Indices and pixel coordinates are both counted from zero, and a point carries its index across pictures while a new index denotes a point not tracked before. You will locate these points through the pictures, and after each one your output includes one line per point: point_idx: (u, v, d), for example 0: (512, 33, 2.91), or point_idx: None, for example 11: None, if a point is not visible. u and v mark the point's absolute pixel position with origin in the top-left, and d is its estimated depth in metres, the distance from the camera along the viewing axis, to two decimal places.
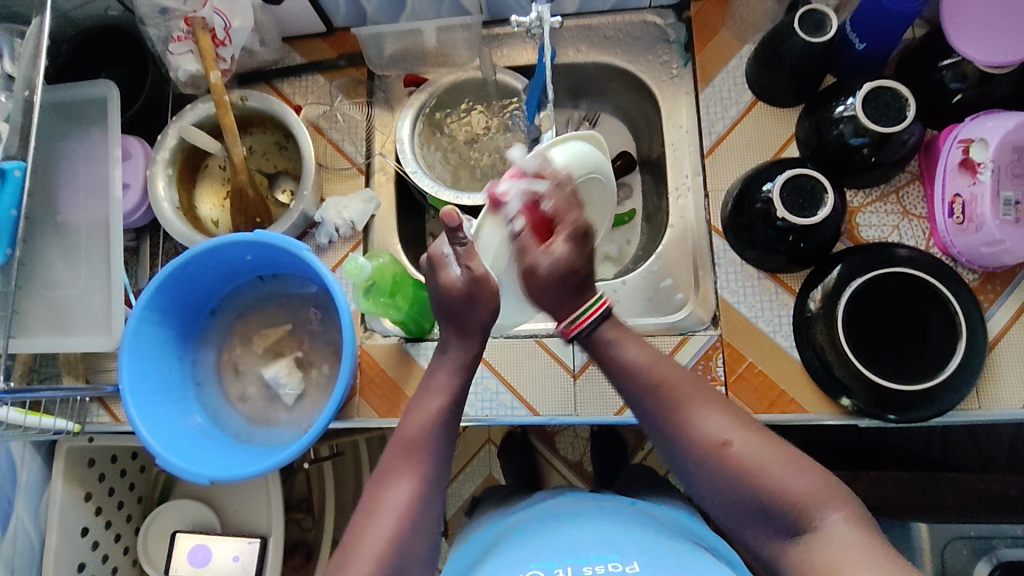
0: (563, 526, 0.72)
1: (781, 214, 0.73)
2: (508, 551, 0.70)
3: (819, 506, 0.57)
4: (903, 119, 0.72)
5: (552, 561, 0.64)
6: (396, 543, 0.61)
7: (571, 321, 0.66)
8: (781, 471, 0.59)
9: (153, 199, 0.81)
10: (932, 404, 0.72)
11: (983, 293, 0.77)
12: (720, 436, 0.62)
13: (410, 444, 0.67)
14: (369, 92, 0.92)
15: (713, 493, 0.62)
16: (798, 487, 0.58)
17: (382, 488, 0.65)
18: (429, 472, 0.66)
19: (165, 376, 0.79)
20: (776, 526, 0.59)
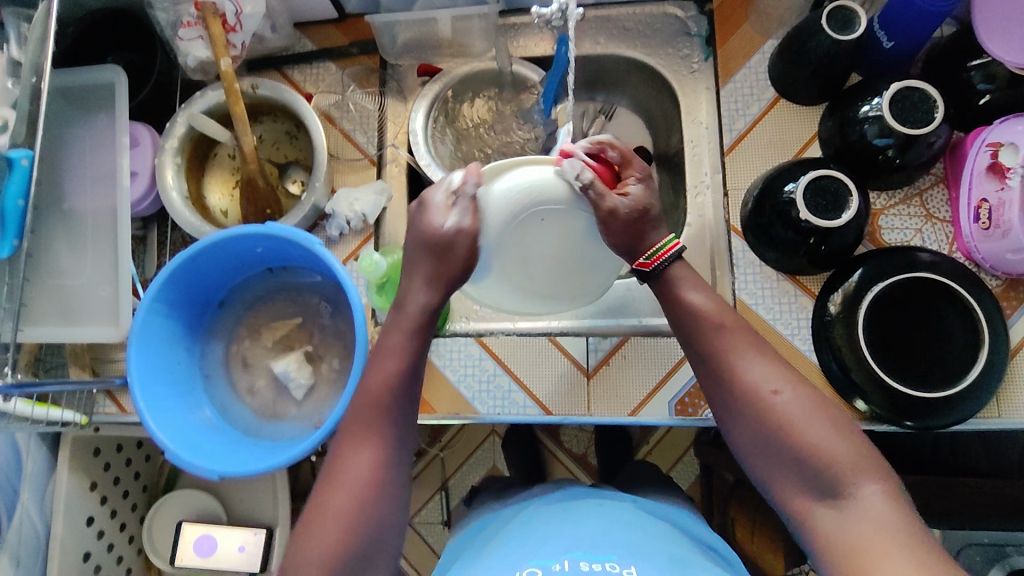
0: (558, 523, 0.69)
1: (804, 216, 0.72)
2: (500, 549, 0.67)
3: (859, 475, 0.55)
4: (931, 121, 0.70)
5: (551, 556, 0.61)
6: (355, 521, 0.59)
7: (650, 255, 0.65)
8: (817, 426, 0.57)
9: (161, 188, 0.79)
10: (951, 412, 0.71)
11: (1006, 300, 0.76)
12: (768, 388, 0.60)
13: (361, 406, 0.64)
14: (381, 81, 0.90)
15: (741, 436, 0.61)
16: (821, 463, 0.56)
17: (337, 460, 0.62)
18: (389, 439, 0.63)
19: (174, 370, 0.78)
20: (813, 486, 0.56)
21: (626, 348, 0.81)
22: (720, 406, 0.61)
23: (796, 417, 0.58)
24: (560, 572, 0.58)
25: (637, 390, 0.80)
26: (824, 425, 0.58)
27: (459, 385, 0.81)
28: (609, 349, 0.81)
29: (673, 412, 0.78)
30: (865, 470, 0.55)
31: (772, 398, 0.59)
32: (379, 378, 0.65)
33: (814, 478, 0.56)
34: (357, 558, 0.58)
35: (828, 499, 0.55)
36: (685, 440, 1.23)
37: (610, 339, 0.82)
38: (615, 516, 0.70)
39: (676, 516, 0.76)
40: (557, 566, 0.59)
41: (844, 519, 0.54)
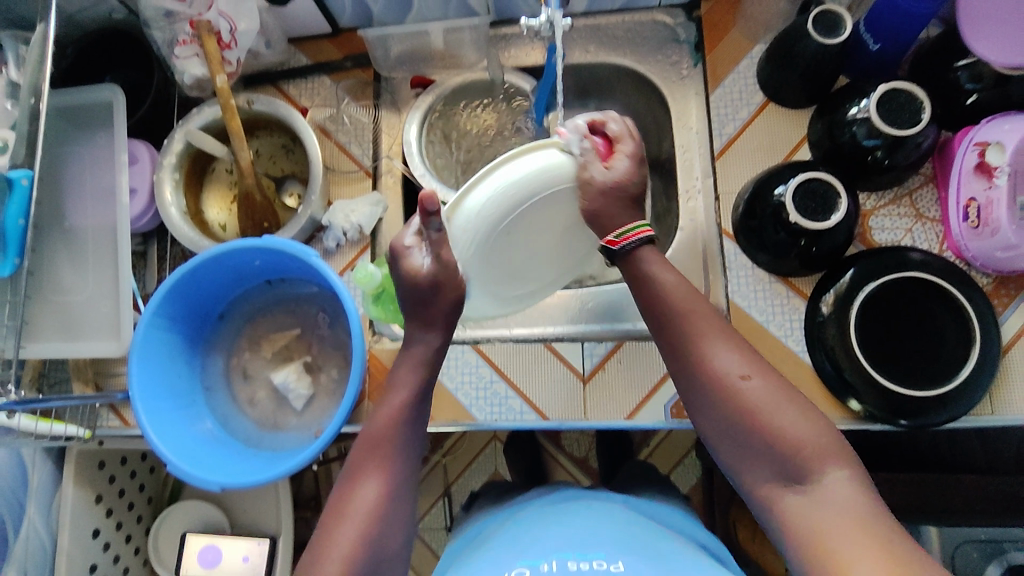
0: (550, 523, 0.70)
1: (794, 219, 0.73)
2: (495, 550, 0.67)
3: (827, 460, 0.56)
4: (918, 122, 0.71)
5: (538, 557, 0.61)
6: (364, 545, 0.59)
7: (618, 233, 0.65)
8: (786, 414, 0.58)
9: (160, 205, 0.81)
10: (945, 410, 0.72)
11: (998, 297, 0.76)
12: (736, 373, 0.60)
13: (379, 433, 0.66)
14: (376, 94, 0.91)
15: (710, 429, 0.62)
16: (804, 437, 0.57)
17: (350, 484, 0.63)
18: (397, 470, 0.64)
19: (175, 384, 0.79)
20: (781, 473, 0.57)
21: (621, 353, 0.82)
22: (707, 409, 0.61)
23: (763, 403, 0.59)
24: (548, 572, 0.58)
25: (633, 394, 0.80)
26: (791, 410, 0.58)
27: (457, 392, 0.82)
28: (604, 353, 0.82)
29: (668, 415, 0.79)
30: (834, 454, 0.56)
31: (740, 383, 0.60)
32: (387, 412, 0.67)
33: (781, 464, 0.57)
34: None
35: (795, 485, 0.56)
36: (685, 442, 1.23)
37: (605, 343, 0.83)
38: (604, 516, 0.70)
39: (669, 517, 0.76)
40: (544, 567, 0.59)
41: (830, 492, 0.54)
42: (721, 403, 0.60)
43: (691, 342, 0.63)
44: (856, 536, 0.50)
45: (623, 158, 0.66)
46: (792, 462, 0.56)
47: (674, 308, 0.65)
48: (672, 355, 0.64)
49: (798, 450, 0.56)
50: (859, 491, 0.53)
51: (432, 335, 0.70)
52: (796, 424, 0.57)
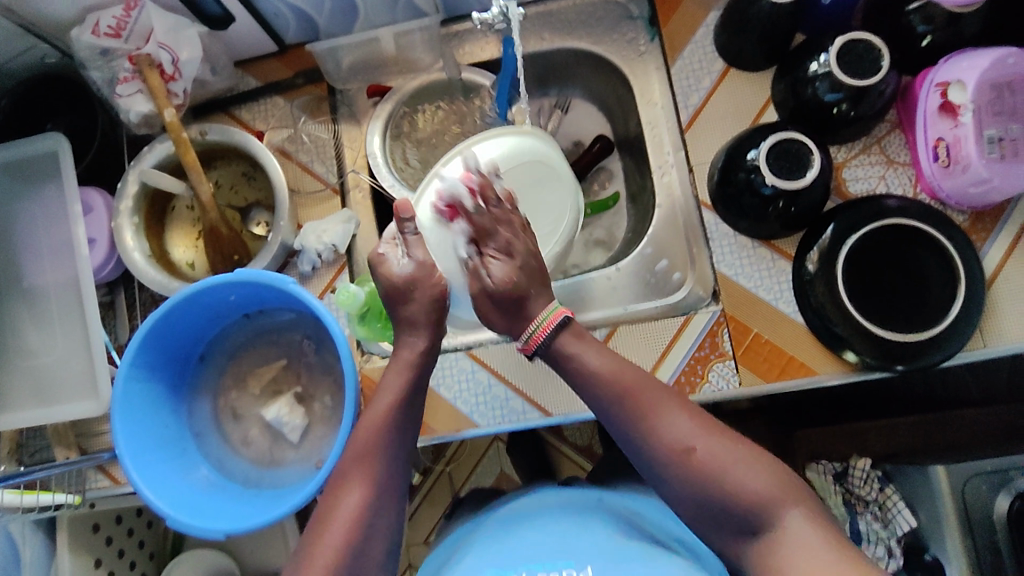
0: (524, 535, 0.67)
1: (770, 180, 0.73)
2: (470, 563, 0.65)
3: (780, 504, 0.55)
4: (878, 70, 0.72)
5: (510, 567, 0.61)
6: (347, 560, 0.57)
7: (528, 336, 0.64)
8: (740, 471, 0.56)
9: (122, 251, 0.77)
10: (939, 349, 0.72)
11: (975, 233, 0.77)
12: (680, 445, 0.58)
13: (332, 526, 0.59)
14: (332, 108, 0.88)
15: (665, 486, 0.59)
16: (754, 487, 0.55)
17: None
18: (383, 481, 0.62)
19: (161, 434, 0.76)
20: (736, 526, 0.56)
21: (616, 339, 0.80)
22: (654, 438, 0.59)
23: (715, 460, 0.57)
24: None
25: None
26: (740, 464, 0.56)
27: (456, 401, 0.80)
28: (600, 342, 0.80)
29: None
30: (793, 497, 0.55)
31: (685, 456, 0.57)
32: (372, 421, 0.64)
33: (733, 517, 0.56)
34: None
35: (753, 535, 0.55)
36: None
37: (599, 331, 0.81)
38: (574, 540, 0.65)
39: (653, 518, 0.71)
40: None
41: (794, 536, 0.53)
42: (661, 459, 0.58)
43: (638, 406, 0.60)
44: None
45: (494, 258, 0.65)
46: (748, 502, 0.55)
47: (615, 372, 0.62)
48: (614, 400, 0.61)
49: (749, 497, 0.55)
50: (813, 527, 0.54)
51: (417, 337, 0.68)
52: (746, 475, 0.56)
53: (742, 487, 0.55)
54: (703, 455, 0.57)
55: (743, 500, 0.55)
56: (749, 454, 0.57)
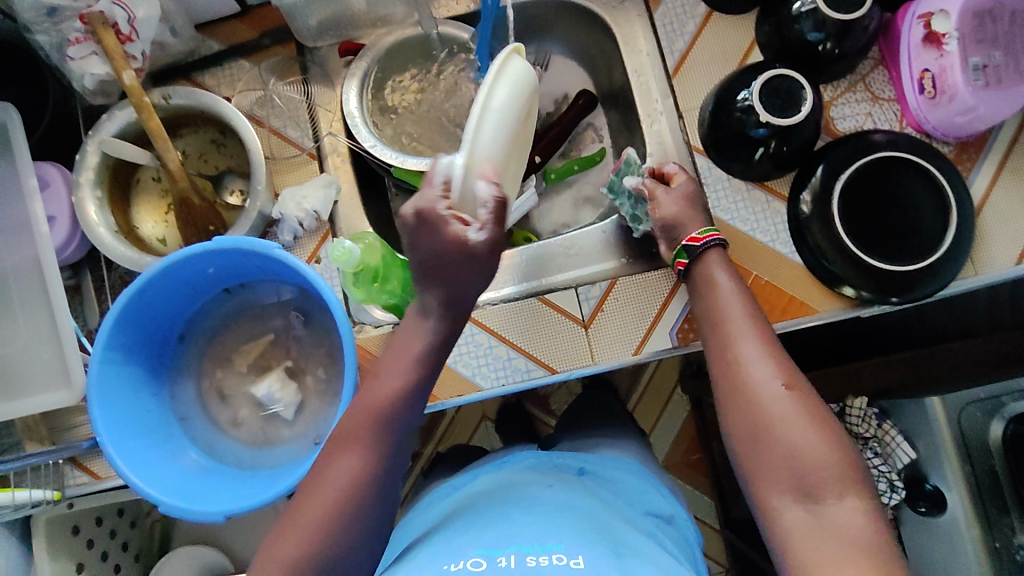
0: (515, 504, 0.60)
1: (763, 118, 0.72)
2: (446, 534, 0.58)
3: (841, 488, 0.52)
4: (862, 6, 0.72)
5: (497, 547, 0.53)
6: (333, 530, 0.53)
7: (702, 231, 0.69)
8: (810, 435, 0.54)
9: (86, 226, 0.71)
10: (934, 279, 0.73)
11: (961, 163, 0.77)
12: (772, 382, 0.57)
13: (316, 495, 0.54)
14: (302, 68, 0.84)
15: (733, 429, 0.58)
16: (821, 457, 0.53)
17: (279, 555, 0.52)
18: (386, 453, 0.57)
19: (144, 419, 0.71)
20: (796, 489, 0.53)
21: (617, 291, 0.78)
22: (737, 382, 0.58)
23: (788, 418, 0.55)
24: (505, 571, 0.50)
25: (636, 329, 0.78)
26: (813, 428, 0.54)
27: (457, 365, 0.78)
28: (600, 295, 0.79)
29: (675, 342, 0.77)
30: (844, 479, 0.52)
31: (772, 393, 0.56)
32: (388, 387, 0.58)
33: (794, 479, 0.53)
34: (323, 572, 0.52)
35: (806, 503, 0.53)
36: (673, 379, 1.21)
37: (599, 284, 0.79)
38: (568, 502, 0.60)
39: (630, 486, 0.69)
40: (501, 562, 0.51)
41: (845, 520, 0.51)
42: (738, 400, 0.58)
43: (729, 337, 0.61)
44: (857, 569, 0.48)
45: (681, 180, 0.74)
46: (808, 470, 0.53)
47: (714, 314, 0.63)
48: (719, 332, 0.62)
49: (813, 467, 0.53)
50: (865, 521, 0.51)
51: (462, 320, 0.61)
52: (818, 445, 0.54)
53: (799, 447, 0.54)
54: (773, 400, 0.56)
55: (809, 468, 0.53)
56: (810, 411, 0.55)
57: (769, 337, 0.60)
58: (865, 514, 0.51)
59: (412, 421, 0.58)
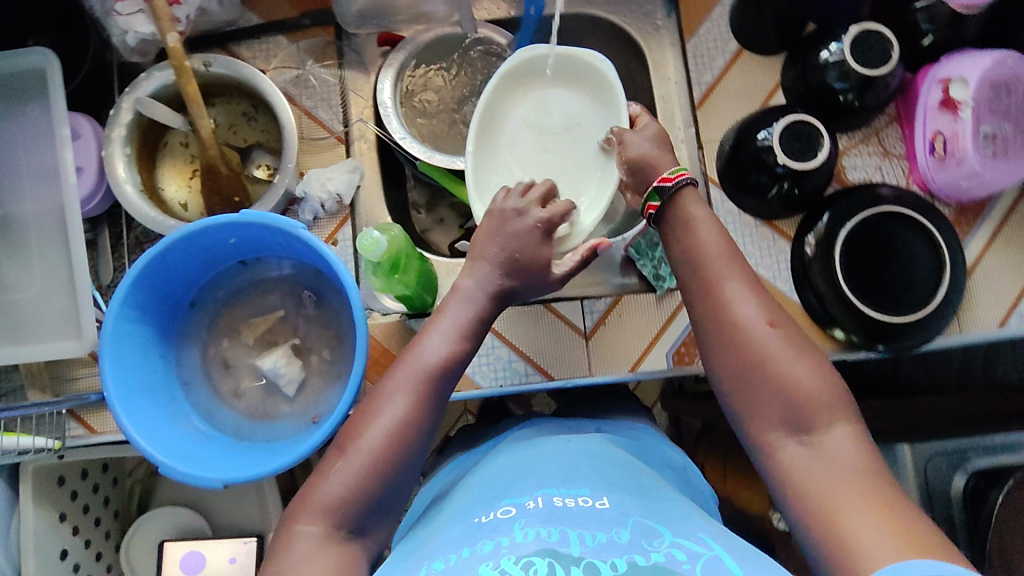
0: (529, 463, 0.62)
1: (781, 160, 0.75)
2: (470, 492, 0.60)
3: (830, 415, 0.58)
4: (888, 61, 0.75)
5: (522, 494, 0.55)
6: (379, 466, 0.57)
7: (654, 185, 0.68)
8: (792, 363, 0.60)
9: (113, 183, 0.72)
10: (920, 332, 0.78)
11: (960, 225, 0.81)
12: (760, 321, 0.62)
13: (352, 450, 0.57)
14: (339, 53, 0.85)
15: (722, 370, 0.63)
16: (802, 379, 0.59)
17: (318, 502, 0.55)
18: (430, 397, 0.60)
19: (150, 379, 0.72)
20: (789, 422, 0.59)
21: (620, 307, 0.81)
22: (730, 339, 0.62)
23: (773, 352, 0.61)
24: (534, 510, 0.51)
25: (635, 346, 0.81)
26: (800, 362, 0.60)
27: None
28: (604, 309, 0.81)
29: (671, 363, 0.80)
30: (828, 408, 0.58)
31: (764, 330, 0.62)
32: (437, 346, 0.61)
33: (789, 410, 0.59)
34: (368, 501, 0.56)
35: (799, 436, 0.58)
36: (653, 396, 1.22)
37: (604, 299, 0.82)
38: (586, 453, 0.62)
39: (647, 443, 0.70)
40: (530, 505, 0.52)
41: (839, 445, 0.56)
42: (719, 335, 0.63)
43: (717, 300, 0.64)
44: (857, 489, 0.53)
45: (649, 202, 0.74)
46: (801, 397, 0.59)
47: (701, 269, 0.65)
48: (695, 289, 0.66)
49: (803, 397, 0.58)
50: (855, 442, 0.56)
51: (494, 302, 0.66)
52: (800, 372, 0.60)
53: (790, 379, 0.59)
54: (759, 342, 0.61)
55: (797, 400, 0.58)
56: (795, 348, 0.61)
57: (753, 285, 0.65)
58: (855, 437, 0.57)
59: (445, 370, 0.61)
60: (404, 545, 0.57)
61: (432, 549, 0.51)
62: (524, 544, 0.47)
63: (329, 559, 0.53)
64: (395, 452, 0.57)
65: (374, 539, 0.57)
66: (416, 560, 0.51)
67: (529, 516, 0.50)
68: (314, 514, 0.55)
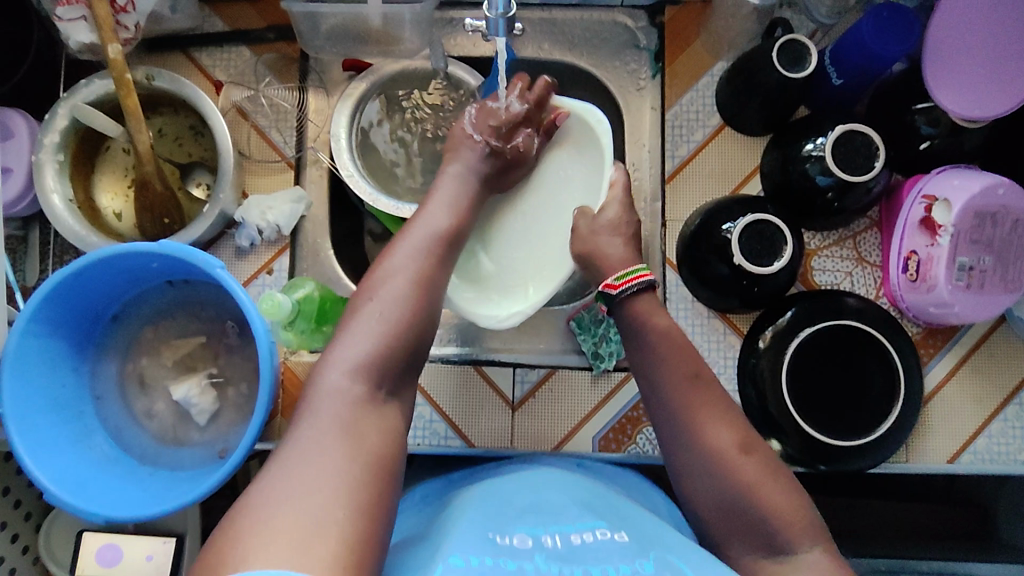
0: (528, 490, 0.61)
1: (737, 260, 0.70)
2: (477, 501, 0.59)
3: (804, 537, 0.56)
4: (871, 169, 0.69)
5: (537, 527, 0.55)
6: (403, 320, 0.57)
7: (616, 276, 0.67)
8: (774, 485, 0.58)
9: (40, 193, 0.70)
10: (863, 457, 0.72)
11: (924, 347, 0.77)
12: (735, 449, 0.59)
13: (371, 308, 0.57)
14: (301, 74, 0.81)
15: (699, 491, 0.59)
16: (780, 504, 0.57)
17: (345, 358, 0.54)
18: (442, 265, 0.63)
19: (56, 394, 0.70)
20: (765, 545, 0.56)
21: (553, 381, 0.78)
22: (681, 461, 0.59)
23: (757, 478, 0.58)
24: (554, 549, 0.52)
25: (562, 425, 0.77)
26: (780, 486, 0.58)
27: None
28: (536, 381, 0.78)
29: (596, 447, 0.77)
30: (794, 517, 0.56)
31: (740, 459, 0.58)
32: (442, 218, 0.66)
33: (760, 533, 0.56)
34: (395, 363, 0.56)
35: (775, 557, 0.56)
36: None
37: (538, 370, 0.79)
38: (583, 483, 0.63)
39: (622, 479, 0.69)
40: (548, 541, 0.53)
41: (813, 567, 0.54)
42: (697, 455, 0.60)
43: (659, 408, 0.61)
44: None
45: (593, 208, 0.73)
46: (771, 524, 0.56)
47: (668, 382, 0.63)
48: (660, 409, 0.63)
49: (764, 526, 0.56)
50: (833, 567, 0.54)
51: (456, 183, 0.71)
52: (779, 497, 0.57)
53: (771, 504, 0.57)
54: (718, 455, 0.59)
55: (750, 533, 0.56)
56: (771, 473, 0.58)
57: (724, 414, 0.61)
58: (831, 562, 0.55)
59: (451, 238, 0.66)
60: (405, 546, 0.54)
61: (448, 549, 0.50)
62: None
63: (371, 425, 0.52)
64: (426, 301, 0.59)
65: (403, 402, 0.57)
66: (428, 562, 0.50)
67: (552, 557, 0.51)
68: (344, 372, 0.53)
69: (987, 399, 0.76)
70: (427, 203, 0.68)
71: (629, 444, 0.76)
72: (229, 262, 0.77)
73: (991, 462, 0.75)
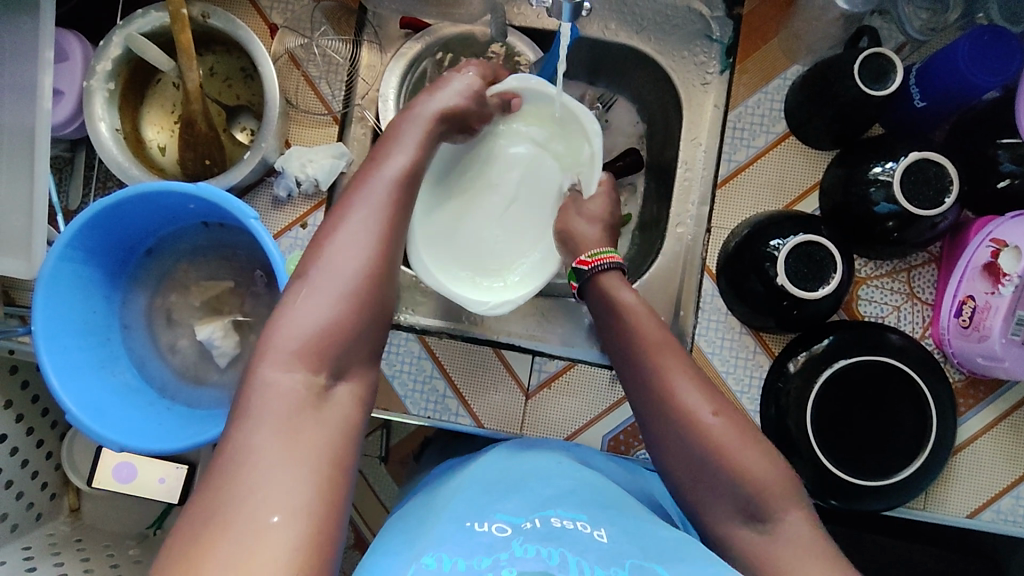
0: (520, 476, 0.59)
1: (780, 280, 0.67)
2: (459, 494, 0.57)
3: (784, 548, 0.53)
4: (940, 204, 0.64)
5: (519, 513, 0.53)
6: (349, 293, 0.49)
7: (588, 254, 0.69)
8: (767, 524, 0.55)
9: (88, 119, 0.70)
10: (880, 499, 0.69)
11: (963, 397, 0.73)
12: (705, 410, 0.57)
13: (314, 278, 0.49)
14: (357, 27, 0.79)
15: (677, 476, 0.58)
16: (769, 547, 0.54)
17: (285, 343, 0.47)
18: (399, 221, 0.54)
19: (87, 318, 0.72)
20: (743, 510, 0.55)
21: (570, 374, 0.77)
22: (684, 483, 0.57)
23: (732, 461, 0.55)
24: (532, 531, 0.50)
25: (574, 419, 0.76)
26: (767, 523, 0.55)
27: (394, 380, 0.77)
28: (554, 372, 0.77)
29: (605, 446, 0.76)
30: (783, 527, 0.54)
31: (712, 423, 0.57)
32: (401, 166, 0.57)
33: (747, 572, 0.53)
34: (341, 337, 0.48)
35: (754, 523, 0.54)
36: None
37: (557, 361, 0.77)
38: (577, 472, 0.61)
39: (610, 465, 0.67)
40: (527, 525, 0.51)
41: None
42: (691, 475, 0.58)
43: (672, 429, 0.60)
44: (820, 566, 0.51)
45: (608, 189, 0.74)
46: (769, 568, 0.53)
47: None
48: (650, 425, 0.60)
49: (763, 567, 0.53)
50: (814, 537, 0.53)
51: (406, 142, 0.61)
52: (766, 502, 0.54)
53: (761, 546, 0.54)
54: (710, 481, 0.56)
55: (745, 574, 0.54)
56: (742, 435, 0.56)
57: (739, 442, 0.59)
58: None
59: (410, 180, 0.57)
60: (385, 541, 0.53)
61: (424, 546, 0.48)
62: (522, 560, 0.46)
63: (323, 416, 0.45)
64: (379, 270, 0.51)
65: (357, 382, 0.49)
66: (406, 558, 0.48)
67: (530, 539, 0.49)
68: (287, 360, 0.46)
69: (1020, 460, 0.72)
70: (390, 145, 0.60)
71: (638, 449, 0.76)
72: (265, 211, 0.77)
73: (1012, 524, 0.72)
